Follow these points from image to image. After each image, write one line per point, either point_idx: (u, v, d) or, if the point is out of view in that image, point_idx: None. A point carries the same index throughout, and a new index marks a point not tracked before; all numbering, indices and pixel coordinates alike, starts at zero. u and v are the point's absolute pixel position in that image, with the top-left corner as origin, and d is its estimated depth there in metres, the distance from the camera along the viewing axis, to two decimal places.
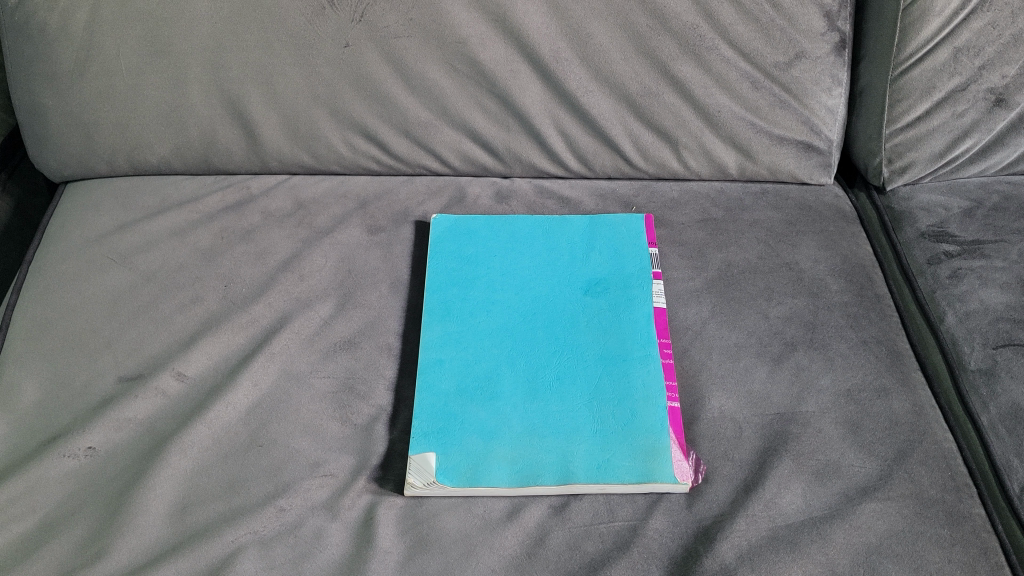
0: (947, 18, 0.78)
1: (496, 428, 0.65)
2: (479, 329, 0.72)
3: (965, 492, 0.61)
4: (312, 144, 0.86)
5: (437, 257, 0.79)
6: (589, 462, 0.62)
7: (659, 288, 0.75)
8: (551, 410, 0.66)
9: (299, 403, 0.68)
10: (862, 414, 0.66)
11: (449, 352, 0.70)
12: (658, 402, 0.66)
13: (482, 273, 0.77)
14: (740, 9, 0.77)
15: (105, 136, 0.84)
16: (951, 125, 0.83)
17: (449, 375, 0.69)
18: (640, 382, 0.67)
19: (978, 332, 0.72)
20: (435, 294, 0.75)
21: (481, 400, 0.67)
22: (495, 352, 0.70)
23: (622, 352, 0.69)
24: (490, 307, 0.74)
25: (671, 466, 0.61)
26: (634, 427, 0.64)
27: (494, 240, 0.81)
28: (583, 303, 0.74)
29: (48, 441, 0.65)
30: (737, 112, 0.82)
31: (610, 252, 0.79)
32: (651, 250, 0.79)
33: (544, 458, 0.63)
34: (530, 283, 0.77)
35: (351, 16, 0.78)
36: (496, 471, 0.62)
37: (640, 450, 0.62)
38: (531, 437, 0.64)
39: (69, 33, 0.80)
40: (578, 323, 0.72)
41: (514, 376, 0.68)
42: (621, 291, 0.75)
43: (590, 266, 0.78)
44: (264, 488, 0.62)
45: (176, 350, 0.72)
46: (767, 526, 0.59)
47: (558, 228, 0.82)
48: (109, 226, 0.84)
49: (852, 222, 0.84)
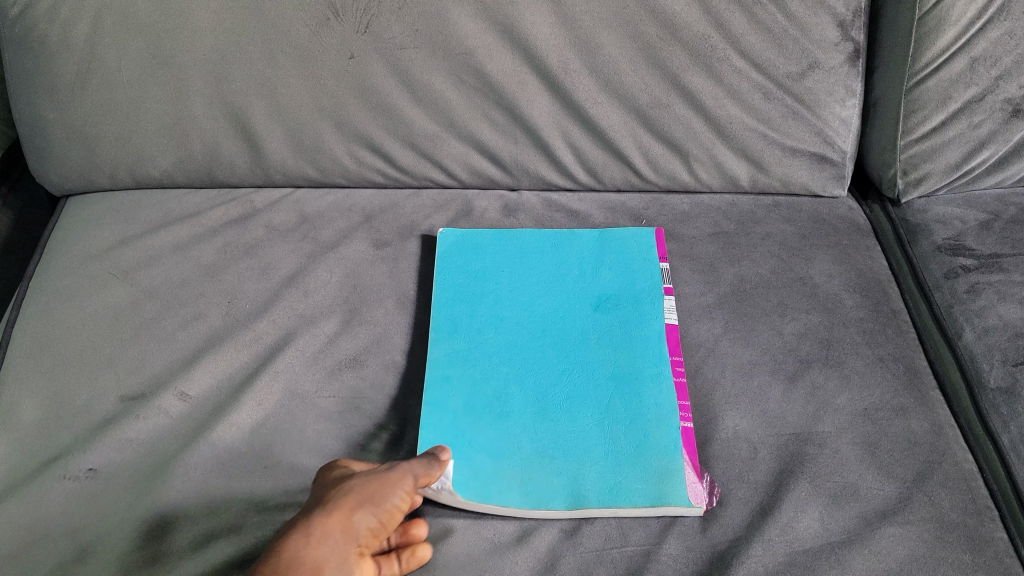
0: (962, 28, 0.77)
1: (504, 449, 0.63)
2: (487, 347, 0.71)
3: (986, 516, 0.60)
4: (316, 156, 0.84)
5: (444, 272, 0.77)
6: (600, 485, 0.61)
7: (671, 304, 0.74)
8: (561, 431, 0.64)
9: (304, 422, 0.66)
10: (880, 435, 0.64)
11: (457, 370, 0.69)
12: (670, 423, 0.64)
13: (490, 289, 0.76)
14: (752, 20, 0.76)
15: (107, 150, 0.83)
16: (967, 136, 0.81)
17: (456, 393, 0.67)
18: (652, 402, 0.66)
19: (998, 349, 0.71)
20: (441, 310, 0.74)
21: (490, 420, 0.65)
22: (504, 370, 0.69)
23: (633, 370, 0.68)
24: (498, 324, 0.73)
25: (685, 488, 0.60)
26: (646, 449, 0.63)
27: (502, 255, 0.79)
28: (593, 320, 0.73)
29: (48, 463, 0.64)
30: (750, 124, 0.80)
31: (620, 267, 0.77)
32: (663, 265, 0.77)
33: (554, 481, 0.61)
34: (539, 300, 0.75)
35: (356, 27, 0.77)
36: (505, 492, 0.61)
37: (652, 472, 0.61)
38: (541, 459, 0.63)
39: (70, 46, 0.78)
40: (588, 340, 0.71)
41: (523, 396, 0.67)
42: (632, 307, 0.73)
43: (600, 282, 0.76)
44: (271, 509, 0.61)
45: (178, 368, 0.70)
46: (784, 551, 0.57)
47: (567, 242, 0.80)
48: (111, 240, 0.82)
49: (867, 235, 0.83)
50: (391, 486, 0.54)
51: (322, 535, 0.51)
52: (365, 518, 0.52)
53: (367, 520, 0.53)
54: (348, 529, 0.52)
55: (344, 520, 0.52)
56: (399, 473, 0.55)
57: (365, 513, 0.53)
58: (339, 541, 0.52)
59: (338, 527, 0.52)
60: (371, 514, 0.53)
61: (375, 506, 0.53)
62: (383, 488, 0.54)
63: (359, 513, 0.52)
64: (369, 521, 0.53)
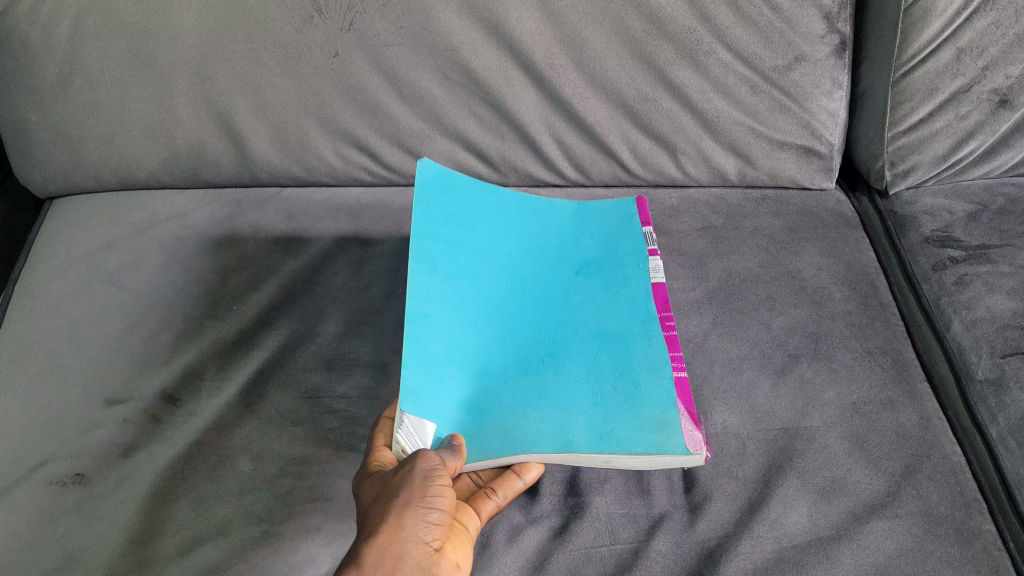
0: (949, 18, 0.76)
1: (485, 403, 0.62)
2: (466, 299, 0.67)
3: (974, 509, 0.59)
4: (302, 155, 0.84)
5: (424, 206, 0.70)
6: (591, 433, 0.59)
7: (657, 264, 0.71)
8: (544, 384, 0.63)
9: (291, 425, 0.66)
10: (868, 428, 0.64)
11: (437, 311, 0.64)
12: (663, 374, 0.62)
13: (469, 240, 0.72)
14: (738, 13, 0.75)
15: (91, 151, 0.83)
16: (954, 127, 0.81)
17: (436, 336, 0.63)
18: (643, 358, 0.64)
19: (986, 341, 0.70)
20: (422, 243, 0.68)
21: (467, 373, 0.63)
22: (483, 328, 0.66)
23: (620, 330, 0.67)
24: (477, 277, 0.69)
25: (681, 437, 0.57)
26: (638, 400, 0.61)
27: (482, 211, 0.75)
28: (575, 284, 0.71)
29: (35, 469, 0.64)
30: (736, 117, 0.80)
31: (600, 236, 0.76)
32: (645, 229, 0.75)
33: (541, 430, 0.59)
34: (518, 263, 0.73)
35: (340, 25, 0.76)
36: (485, 443, 0.59)
37: (647, 423, 0.59)
38: (524, 411, 0.61)
39: (52, 47, 0.78)
40: (570, 302, 0.70)
41: (502, 358, 0.65)
42: (615, 272, 0.72)
43: (580, 249, 0.75)
44: (260, 511, 0.61)
45: (164, 372, 0.71)
46: (773, 547, 0.57)
47: (546, 212, 0.78)
48: (97, 243, 0.82)
49: (855, 228, 0.83)
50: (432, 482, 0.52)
51: (381, 555, 0.49)
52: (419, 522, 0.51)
53: (416, 520, 0.51)
54: (405, 538, 0.50)
55: (395, 531, 0.50)
56: (432, 468, 0.53)
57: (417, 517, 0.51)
58: (401, 551, 0.50)
59: (394, 540, 0.50)
60: (423, 516, 0.51)
61: (423, 508, 0.51)
62: (415, 486, 0.52)
63: (406, 518, 0.51)
64: (419, 521, 0.51)
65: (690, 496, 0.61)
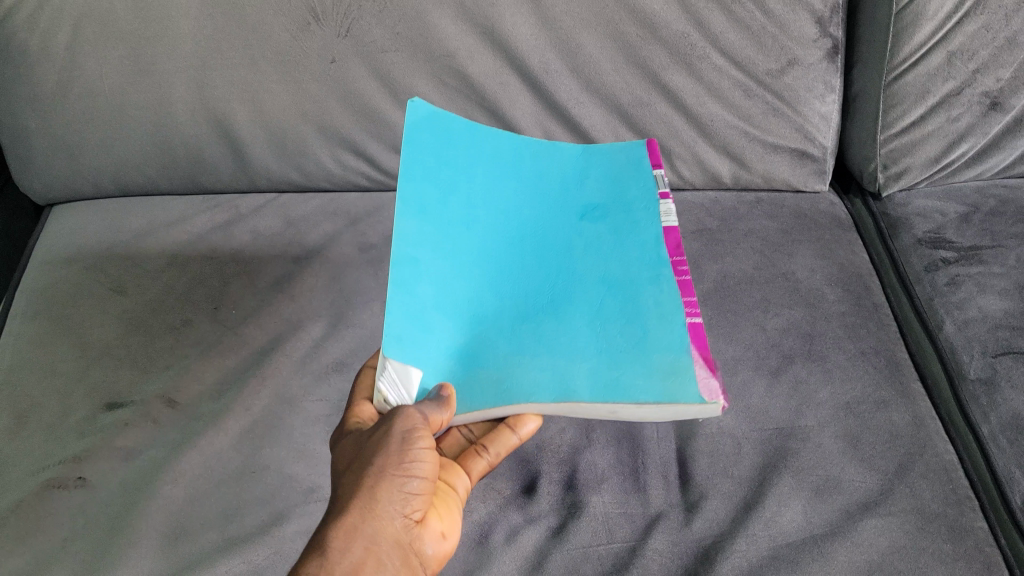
0: (939, 23, 0.76)
1: (479, 352, 0.55)
2: (458, 244, 0.60)
3: (966, 506, 0.60)
4: (301, 161, 0.85)
5: (412, 146, 0.62)
6: (593, 381, 0.51)
7: (669, 207, 0.62)
8: (544, 332, 0.56)
9: (291, 427, 0.67)
10: (862, 428, 0.65)
11: (426, 255, 0.57)
12: (674, 319, 0.54)
13: (461, 183, 0.64)
14: (731, 17, 0.76)
15: (91, 158, 0.84)
16: (946, 130, 0.82)
17: (425, 281, 0.56)
18: (651, 302, 0.56)
19: (978, 341, 0.71)
20: (409, 183, 0.60)
21: (460, 323, 0.57)
22: (477, 275, 0.59)
23: (629, 276, 0.58)
24: (471, 222, 0.62)
25: (694, 383, 0.49)
26: (647, 346, 0.53)
27: (476, 152, 0.66)
28: (580, 229, 0.63)
29: (37, 471, 0.64)
30: (730, 121, 0.81)
31: (606, 180, 0.66)
32: (656, 173, 0.65)
33: (538, 380, 0.52)
34: (517, 207, 0.64)
35: (337, 31, 0.76)
36: (478, 396, 0.53)
37: (657, 370, 0.51)
38: (520, 359, 0.54)
39: (51, 55, 0.78)
40: (573, 248, 0.61)
41: (498, 305, 0.58)
42: (624, 216, 0.63)
43: (585, 193, 0.66)
44: (262, 512, 0.61)
45: (165, 376, 0.71)
46: (768, 545, 0.58)
47: (548, 155, 0.68)
48: (97, 248, 0.83)
49: (848, 230, 0.84)
50: (405, 450, 0.50)
51: (353, 532, 0.48)
52: (394, 496, 0.49)
53: (392, 488, 0.49)
54: (379, 514, 0.48)
55: (369, 507, 0.48)
56: (407, 432, 0.50)
57: (391, 491, 0.49)
58: (375, 529, 0.48)
59: (368, 516, 0.48)
60: (397, 489, 0.49)
61: (397, 481, 0.49)
62: (392, 451, 0.50)
63: (382, 489, 0.49)
64: (395, 490, 0.49)
65: (685, 495, 0.62)
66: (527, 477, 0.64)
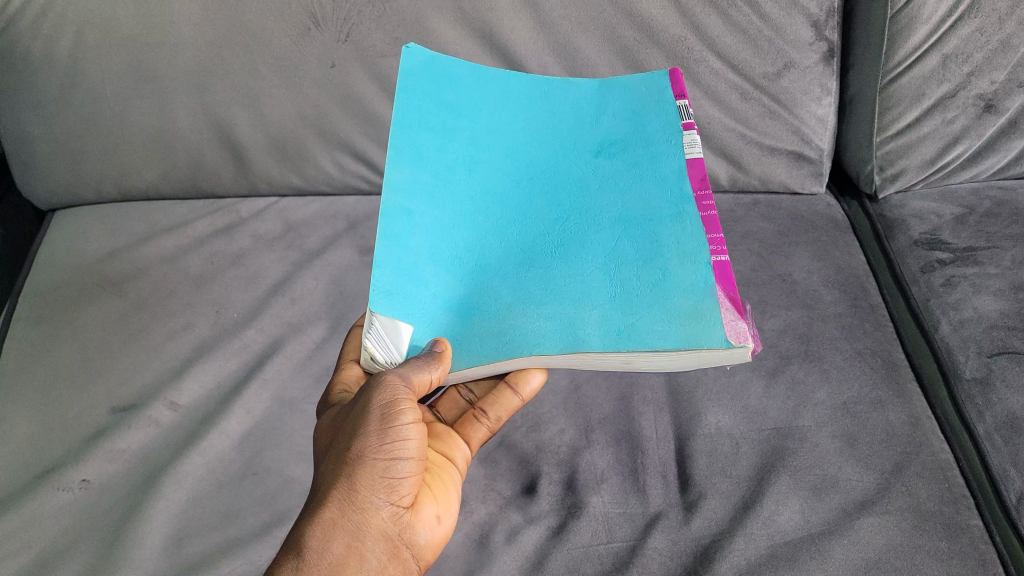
0: (934, 26, 0.77)
1: (477, 302, 0.55)
2: (458, 191, 0.59)
3: (962, 504, 0.61)
4: (301, 165, 0.86)
5: (407, 93, 0.61)
6: (606, 329, 0.50)
7: (693, 138, 0.58)
8: (552, 277, 0.54)
9: (293, 429, 0.67)
10: (859, 427, 0.66)
11: (421, 205, 0.57)
12: (698, 260, 0.52)
13: (463, 127, 0.62)
14: (727, 21, 0.76)
15: (93, 162, 0.85)
16: (941, 132, 0.82)
17: (419, 232, 0.57)
18: (672, 240, 0.53)
19: (973, 341, 0.71)
20: (404, 132, 0.60)
21: (461, 274, 0.56)
22: (480, 222, 0.58)
23: (648, 211, 0.56)
24: (473, 167, 0.60)
25: (722, 328, 0.48)
26: (668, 287, 0.51)
27: (481, 95, 0.64)
28: (594, 166, 0.60)
29: (41, 475, 0.65)
30: (727, 124, 0.82)
31: (626, 113, 0.62)
32: (680, 103, 0.61)
33: (545, 329, 0.51)
34: (526, 146, 0.62)
35: (337, 37, 0.77)
36: (479, 347, 0.53)
37: (677, 314, 0.50)
38: (525, 307, 0.53)
39: (54, 61, 0.79)
40: (588, 186, 0.59)
41: (502, 251, 0.57)
42: (643, 150, 0.59)
43: (602, 128, 0.62)
44: (263, 514, 0.62)
45: (168, 379, 0.72)
46: (766, 544, 0.59)
47: (561, 92, 0.64)
48: (99, 253, 0.84)
49: (845, 231, 0.84)
50: (389, 431, 0.50)
51: (333, 526, 0.48)
52: (376, 485, 0.50)
53: (374, 470, 0.50)
54: (361, 504, 0.49)
55: (350, 498, 0.49)
56: (391, 411, 0.50)
57: (374, 476, 0.50)
58: (357, 520, 0.49)
59: (350, 509, 0.49)
60: (380, 475, 0.50)
61: (381, 468, 0.50)
62: (372, 429, 0.50)
63: (362, 472, 0.49)
64: (377, 471, 0.50)
65: (684, 495, 0.62)
66: (526, 477, 0.65)
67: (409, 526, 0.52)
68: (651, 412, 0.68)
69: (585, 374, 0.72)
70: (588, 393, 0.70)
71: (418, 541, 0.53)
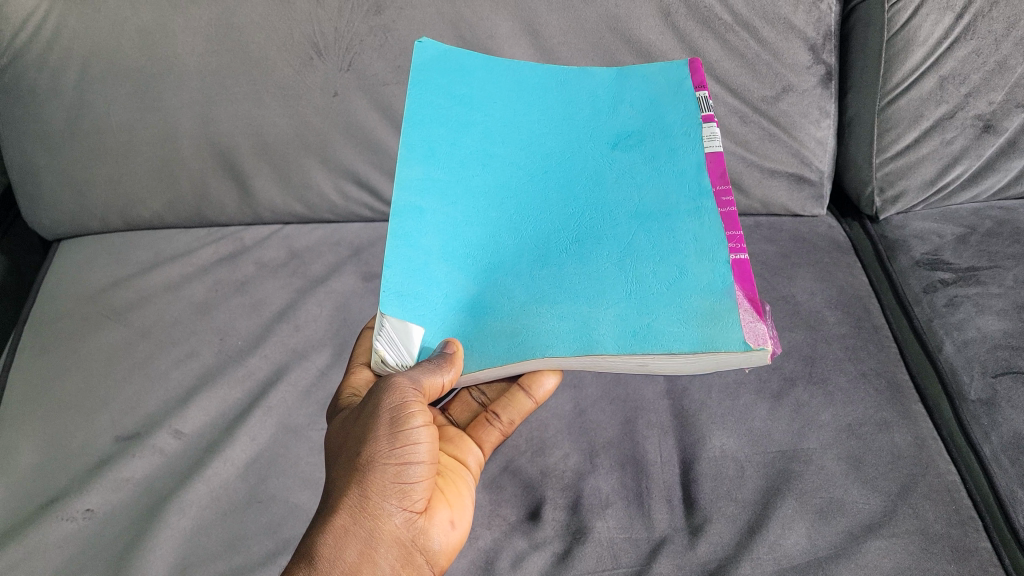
0: (930, 48, 0.77)
1: (490, 301, 0.55)
2: (472, 186, 0.59)
3: (970, 526, 0.60)
4: (304, 193, 0.86)
5: (418, 88, 0.61)
6: (621, 330, 0.50)
7: (712, 130, 0.58)
8: (566, 275, 0.55)
9: (297, 457, 0.67)
10: (864, 449, 0.65)
11: (432, 203, 0.57)
12: (717, 259, 0.52)
13: (477, 120, 0.62)
14: (725, 46, 0.77)
15: (99, 192, 0.85)
16: (940, 152, 0.82)
17: (430, 231, 0.57)
18: (690, 238, 0.54)
19: (978, 361, 0.71)
20: (417, 128, 0.60)
21: (473, 273, 0.56)
22: (493, 217, 0.58)
23: (665, 207, 0.56)
24: (487, 161, 0.60)
25: (739, 329, 0.48)
26: (685, 286, 0.52)
27: (496, 87, 0.64)
28: (610, 159, 0.60)
29: (45, 505, 0.65)
30: (727, 147, 0.82)
31: (643, 102, 0.62)
32: (700, 94, 0.61)
33: (559, 329, 0.52)
34: (541, 138, 0.62)
35: (338, 66, 0.78)
36: (491, 347, 0.53)
37: (693, 314, 0.50)
38: (538, 305, 0.53)
39: (60, 93, 0.80)
40: (604, 180, 0.59)
41: (516, 247, 0.56)
42: (661, 143, 0.59)
43: (619, 118, 0.62)
44: (267, 541, 0.62)
45: (172, 407, 0.72)
46: (773, 568, 0.58)
47: (577, 81, 0.64)
48: (105, 282, 0.84)
49: (847, 253, 0.85)
50: (399, 435, 0.50)
51: (345, 531, 0.49)
52: (387, 491, 0.50)
53: (385, 475, 0.50)
54: (372, 509, 0.49)
55: (362, 504, 0.49)
56: (400, 414, 0.50)
57: (386, 480, 0.50)
58: (368, 526, 0.49)
59: (362, 514, 0.49)
60: (391, 479, 0.50)
61: (391, 471, 0.50)
62: (383, 434, 0.50)
63: (372, 478, 0.49)
64: (388, 476, 0.50)
65: (690, 519, 0.62)
66: (531, 503, 0.65)
67: (424, 531, 0.52)
68: (655, 435, 0.68)
69: (589, 399, 0.72)
70: (592, 417, 0.70)
71: (432, 547, 0.53)
